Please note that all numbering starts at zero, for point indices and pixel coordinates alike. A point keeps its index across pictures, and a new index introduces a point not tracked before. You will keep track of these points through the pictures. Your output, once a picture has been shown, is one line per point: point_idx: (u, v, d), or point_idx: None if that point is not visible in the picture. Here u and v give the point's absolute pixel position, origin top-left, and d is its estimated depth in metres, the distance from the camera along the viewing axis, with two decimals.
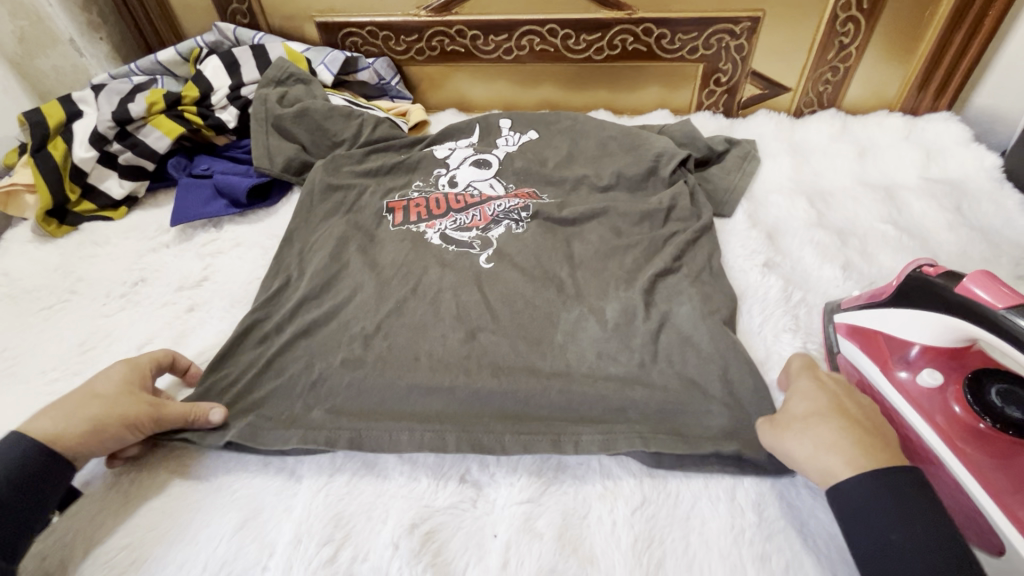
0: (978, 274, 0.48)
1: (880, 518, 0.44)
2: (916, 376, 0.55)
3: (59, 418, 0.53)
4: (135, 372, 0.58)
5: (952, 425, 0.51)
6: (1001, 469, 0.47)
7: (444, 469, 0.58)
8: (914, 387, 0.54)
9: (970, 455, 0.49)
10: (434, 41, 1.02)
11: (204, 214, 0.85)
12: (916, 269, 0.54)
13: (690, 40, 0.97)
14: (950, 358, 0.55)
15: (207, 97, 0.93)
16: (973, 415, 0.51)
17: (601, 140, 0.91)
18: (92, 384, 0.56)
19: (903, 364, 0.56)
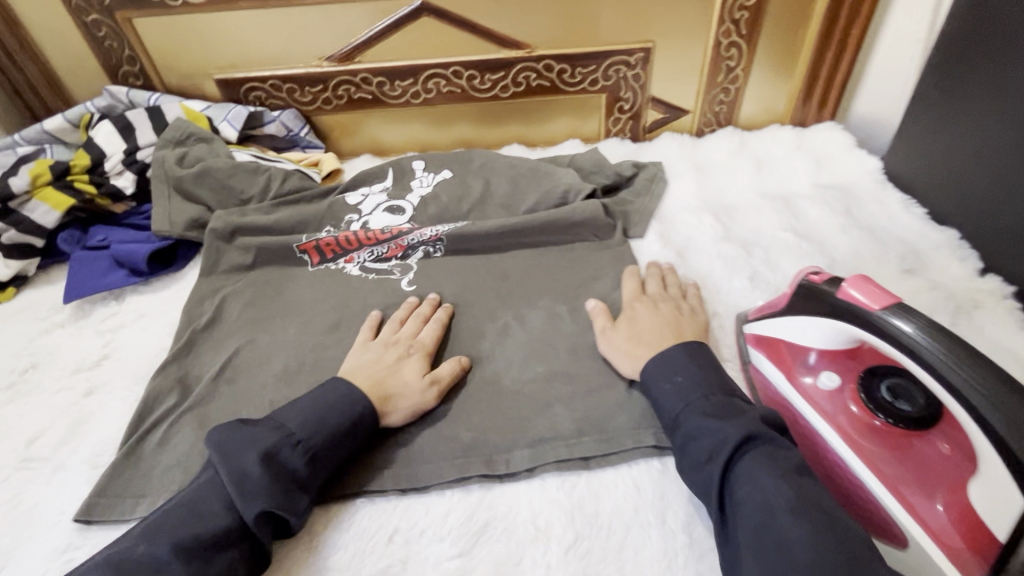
0: (855, 277, 0.52)
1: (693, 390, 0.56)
2: (817, 380, 0.58)
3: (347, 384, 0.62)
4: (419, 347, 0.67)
5: (853, 425, 0.55)
6: (896, 462, 0.52)
7: (370, 533, 0.55)
8: (816, 391, 0.58)
9: (867, 450, 0.53)
10: (340, 90, 1.01)
11: (102, 287, 0.80)
12: (805, 277, 0.57)
13: (590, 73, 1.02)
14: (846, 358, 0.58)
15: (99, 164, 0.88)
16: (869, 413, 0.55)
17: (513, 177, 0.93)
18: (388, 367, 0.64)
19: (805, 371, 0.59)
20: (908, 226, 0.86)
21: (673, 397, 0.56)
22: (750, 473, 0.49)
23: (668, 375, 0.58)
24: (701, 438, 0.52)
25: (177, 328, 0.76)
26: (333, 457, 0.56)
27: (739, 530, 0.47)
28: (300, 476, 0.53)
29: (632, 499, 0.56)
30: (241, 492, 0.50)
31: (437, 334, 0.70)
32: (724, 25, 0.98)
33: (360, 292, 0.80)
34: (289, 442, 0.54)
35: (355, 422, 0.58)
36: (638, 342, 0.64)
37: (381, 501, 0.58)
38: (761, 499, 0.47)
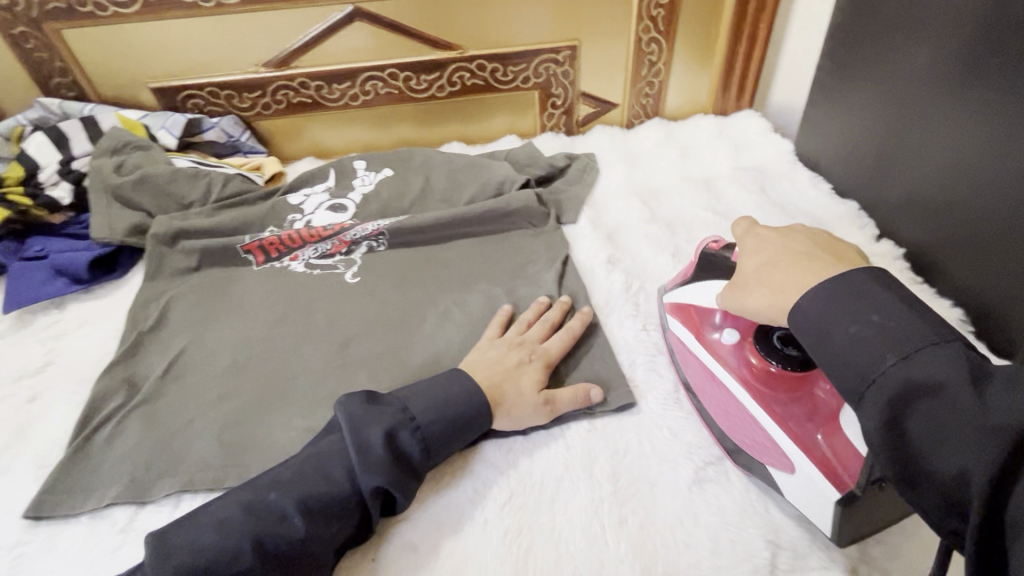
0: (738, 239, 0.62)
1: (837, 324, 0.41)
2: None
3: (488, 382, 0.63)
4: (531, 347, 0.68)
5: None
6: None
7: None
8: None
9: None
10: (278, 95, 1.04)
11: (42, 296, 0.80)
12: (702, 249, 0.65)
13: (521, 70, 1.07)
14: None
15: (33, 175, 0.88)
16: None
17: (451, 173, 0.97)
18: (513, 371, 0.64)
19: None
20: (815, 201, 0.95)
21: (846, 355, 0.39)
22: (926, 412, 0.35)
23: (846, 317, 0.40)
24: (863, 368, 0.38)
25: (122, 332, 0.77)
26: (453, 437, 0.59)
27: (919, 444, 0.35)
28: (414, 458, 0.55)
29: (563, 456, 0.61)
30: (363, 464, 0.53)
31: (548, 337, 0.70)
32: (643, 23, 1.04)
33: (305, 287, 0.82)
34: (407, 424, 0.56)
35: (471, 413, 0.59)
36: (759, 281, 0.50)
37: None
38: (926, 397, 0.36)
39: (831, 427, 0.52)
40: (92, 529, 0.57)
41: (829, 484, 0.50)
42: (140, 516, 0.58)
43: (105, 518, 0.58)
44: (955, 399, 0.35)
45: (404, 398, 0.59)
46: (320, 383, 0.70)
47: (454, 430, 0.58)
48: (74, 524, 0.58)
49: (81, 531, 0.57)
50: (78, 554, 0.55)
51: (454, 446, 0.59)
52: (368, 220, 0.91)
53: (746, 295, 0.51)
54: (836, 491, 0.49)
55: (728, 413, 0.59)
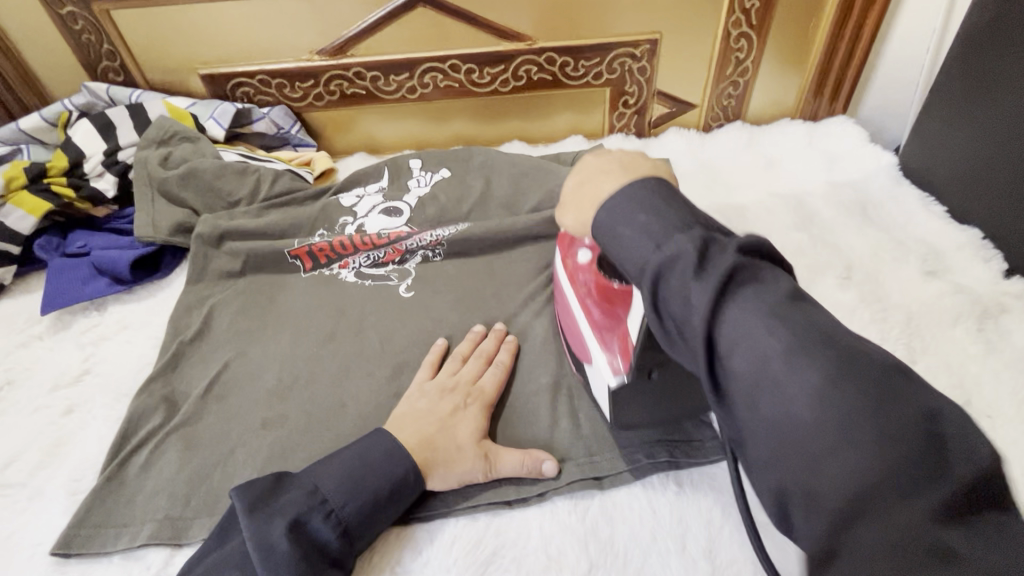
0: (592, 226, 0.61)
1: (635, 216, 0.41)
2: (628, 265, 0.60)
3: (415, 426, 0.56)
4: (479, 400, 0.60)
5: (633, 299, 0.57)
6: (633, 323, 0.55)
7: (370, 565, 0.52)
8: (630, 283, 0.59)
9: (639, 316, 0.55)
10: (332, 85, 0.97)
11: (82, 298, 0.75)
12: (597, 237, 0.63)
13: (594, 65, 0.97)
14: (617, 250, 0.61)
15: (77, 165, 0.83)
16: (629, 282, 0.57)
17: (514, 177, 0.89)
18: (452, 418, 0.57)
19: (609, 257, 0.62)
20: (926, 225, 0.83)
21: (627, 254, 0.41)
22: (735, 319, 0.35)
23: (627, 218, 0.41)
24: (666, 265, 0.38)
25: (163, 341, 0.72)
26: (379, 518, 0.51)
27: (747, 417, 0.34)
28: (333, 548, 0.48)
29: (648, 522, 0.53)
30: (265, 570, 0.45)
31: (500, 380, 0.63)
32: (733, 16, 0.93)
33: (356, 299, 0.76)
34: (323, 510, 0.49)
35: (396, 487, 0.52)
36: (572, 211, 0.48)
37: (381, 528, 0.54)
38: (788, 385, 0.32)
39: (623, 333, 0.52)
40: (125, 571, 0.52)
41: (607, 372, 0.52)
42: (177, 560, 0.53)
43: (140, 560, 0.53)
44: (838, 407, 0.31)
45: (302, 483, 0.51)
46: (373, 413, 0.63)
47: (380, 508, 0.51)
48: (105, 564, 0.53)
49: (113, 572, 0.52)
50: None
51: (382, 525, 0.51)
52: (424, 227, 0.84)
53: (564, 219, 0.49)
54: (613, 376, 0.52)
55: (574, 334, 0.60)
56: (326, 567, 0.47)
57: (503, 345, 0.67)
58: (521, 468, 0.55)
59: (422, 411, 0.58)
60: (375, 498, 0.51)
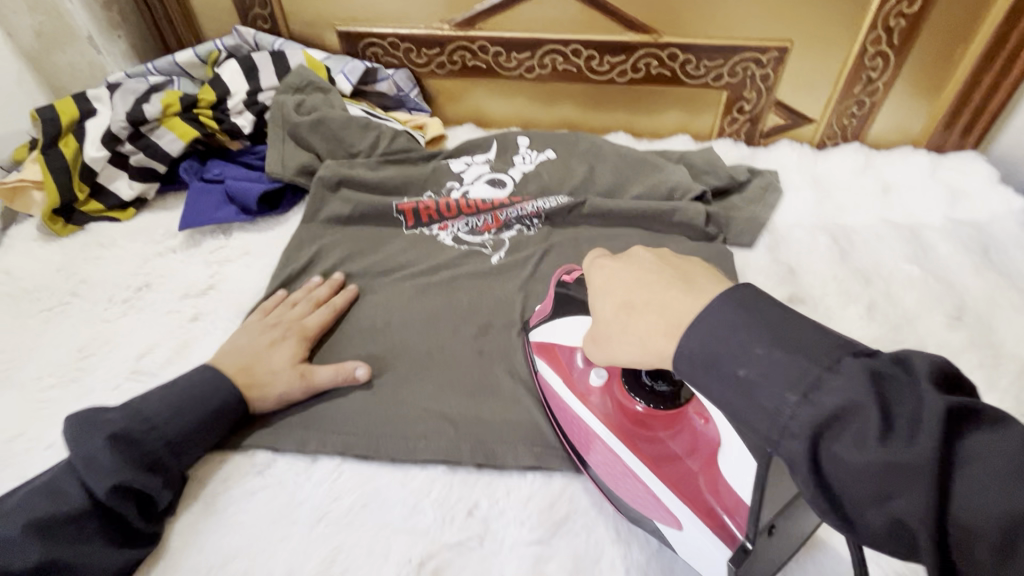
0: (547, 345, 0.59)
1: (740, 338, 0.36)
2: (587, 374, 0.55)
3: (274, 359, 0.63)
4: (298, 333, 0.66)
5: (626, 430, 0.51)
6: (659, 467, 0.48)
7: (451, 502, 0.55)
8: (605, 410, 0.52)
9: (668, 448, 0.49)
10: (455, 56, 1.01)
11: (214, 220, 0.83)
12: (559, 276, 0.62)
13: (716, 67, 0.96)
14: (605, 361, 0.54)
15: (223, 101, 0.91)
16: (631, 400, 0.52)
17: (618, 166, 0.90)
18: (266, 351, 0.64)
19: (578, 373, 0.55)
20: None
21: (753, 400, 0.35)
22: (973, 449, 0.29)
23: (736, 348, 0.36)
24: (840, 414, 0.32)
25: (276, 269, 0.78)
26: (204, 435, 0.57)
27: (983, 562, 0.28)
28: (159, 458, 0.53)
29: None
30: (88, 470, 0.50)
31: (326, 320, 0.69)
32: (874, 32, 0.90)
33: (453, 259, 0.79)
34: (142, 427, 0.54)
35: (221, 409, 0.58)
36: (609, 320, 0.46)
37: (461, 471, 0.57)
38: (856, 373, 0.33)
39: (712, 471, 0.46)
40: (234, 463, 0.59)
41: (671, 525, 0.47)
42: (276, 465, 0.58)
43: (245, 456, 0.59)
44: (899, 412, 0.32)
45: (131, 409, 0.55)
46: (459, 366, 0.66)
47: (207, 424, 0.57)
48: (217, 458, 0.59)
49: (222, 461, 0.59)
50: (221, 488, 0.56)
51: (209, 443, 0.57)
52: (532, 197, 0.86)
53: (613, 348, 0.46)
54: (728, 553, 0.43)
55: (621, 482, 0.51)
56: (144, 471, 0.52)
57: (338, 292, 0.73)
58: (336, 377, 0.62)
59: (241, 341, 0.65)
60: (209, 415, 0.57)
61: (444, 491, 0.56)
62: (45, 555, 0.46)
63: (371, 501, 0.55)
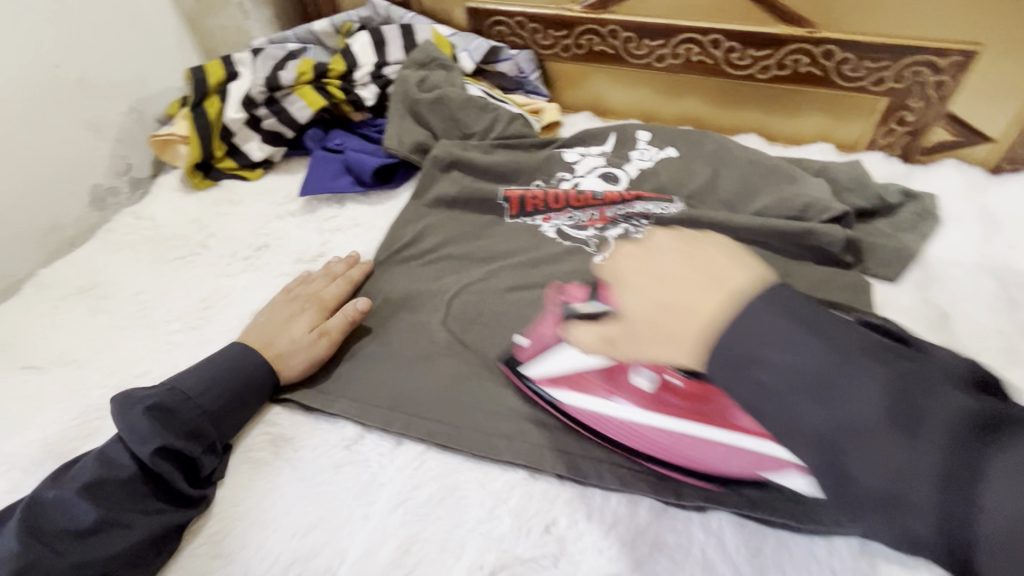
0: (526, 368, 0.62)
1: (792, 335, 0.40)
2: (637, 385, 0.56)
3: (288, 327, 0.66)
4: (314, 300, 0.69)
5: (687, 400, 0.55)
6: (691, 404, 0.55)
7: (529, 513, 0.53)
8: (643, 393, 0.56)
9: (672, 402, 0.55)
10: (582, 39, 0.97)
11: (330, 189, 0.86)
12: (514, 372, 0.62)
13: (879, 69, 0.84)
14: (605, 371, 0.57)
15: (351, 72, 0.94)
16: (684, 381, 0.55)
17: (745, 172, 0.82)
18: (285, 322, 0.67)
19: (625, 387, 0.56)
20: None
21: (788, 372, 0.40)
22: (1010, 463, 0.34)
23: (770, 340, 0.40)
24: (915, 413, 0.37)
25: (382, 244, 0.80)
26: (239, 410, 0.60)
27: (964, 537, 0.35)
28: (198, 426, 0.56)
29: None
30: (131, 440, 0.53)
31: (342, 292, 0.71)
32: None
33: (554, 254, 0.75)
34: (180, 398, 0.57)
35: (251, 380, 0.61)
36: (645, 329, 0.48)
37: (542, 482, 0.55)
38: (898, 430, 0.36)
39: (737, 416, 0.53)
40: (325, 433, 0.61)
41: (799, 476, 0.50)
42: (364, 442, 0.60)
43: (336, 429, 0.61)
44: (926, 438, 0.36)
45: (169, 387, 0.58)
46: None
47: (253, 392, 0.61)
48: (312, 424, 0.62)
49: (315, 429, 0.61)
50: (312, 455, 0.59)
51: (242, 412, 0.60)
52: (646, 196, 0.81)
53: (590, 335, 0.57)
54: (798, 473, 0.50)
55: (712, 452, 0.52)
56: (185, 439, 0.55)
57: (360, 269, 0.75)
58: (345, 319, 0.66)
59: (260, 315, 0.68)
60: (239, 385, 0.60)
61: (523, 500, 0.54)
62: (101, 515, 0.49)
63: (449, 495, 0.55)
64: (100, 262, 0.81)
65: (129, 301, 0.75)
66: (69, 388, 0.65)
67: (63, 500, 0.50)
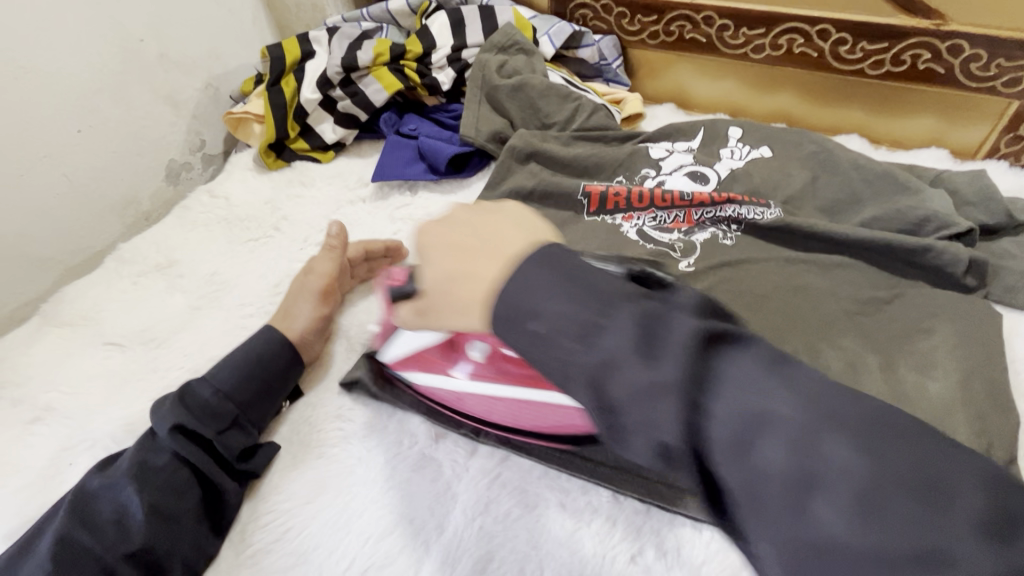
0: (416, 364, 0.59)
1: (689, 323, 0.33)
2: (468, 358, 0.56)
3: (286, 296, 0.68)
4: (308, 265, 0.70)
5: None
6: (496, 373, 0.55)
7: (613, 540, 0.50)
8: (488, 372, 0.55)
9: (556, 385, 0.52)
10: (673, 25, 0.91)
11: (403, 176, 0.83)
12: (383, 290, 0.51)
13: (1016, 69, 0.75)
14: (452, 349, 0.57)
15: (428, 54, 0.90)
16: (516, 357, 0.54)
17: (852, 179, 0.75)
18: (287, 295, 0.68)
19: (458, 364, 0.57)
20: None
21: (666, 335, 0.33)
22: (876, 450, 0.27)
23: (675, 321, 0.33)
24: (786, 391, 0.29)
25: None
26: (275, 397, 0.60)
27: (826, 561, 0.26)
28: (228, 409, 0.56)
29: None
30: (164, 425, 0.53)
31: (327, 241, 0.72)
32: None
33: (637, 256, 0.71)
34: (211, 383, 0.57)
35: (286, 368, 0.61)
36: (443, 302, 0.40)
37: (627, 507, 0.52)
38: (757, 436, 0.29)
39: None
40: (397, 432, 0.59)
41: None
42: (438, 446, 0.57)
43: (407, 429, 0.59)
44: (796, 406, 0.29)
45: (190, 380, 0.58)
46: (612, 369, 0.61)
47: (285, 366, 0.61)
48: (384, 420, 0.60)
49: (387, 428, 0.59)
50: (383, 457, 0.57)
51: (270, 391, 0.59)
52: (739, 198, 0.74)
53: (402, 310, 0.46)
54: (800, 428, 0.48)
55: None
56: (212, 425, 0.54)
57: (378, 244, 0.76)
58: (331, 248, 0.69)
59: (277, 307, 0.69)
60: (272, 359, 0.60)
61: (605, 525, 0.51)
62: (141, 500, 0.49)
63: (525, 512, 0.52)
64: (176, 240, 0.81)
65: (204, 282, 0.75)
66: (147, 367, 0.66)
67: (105, 484, 0.50)
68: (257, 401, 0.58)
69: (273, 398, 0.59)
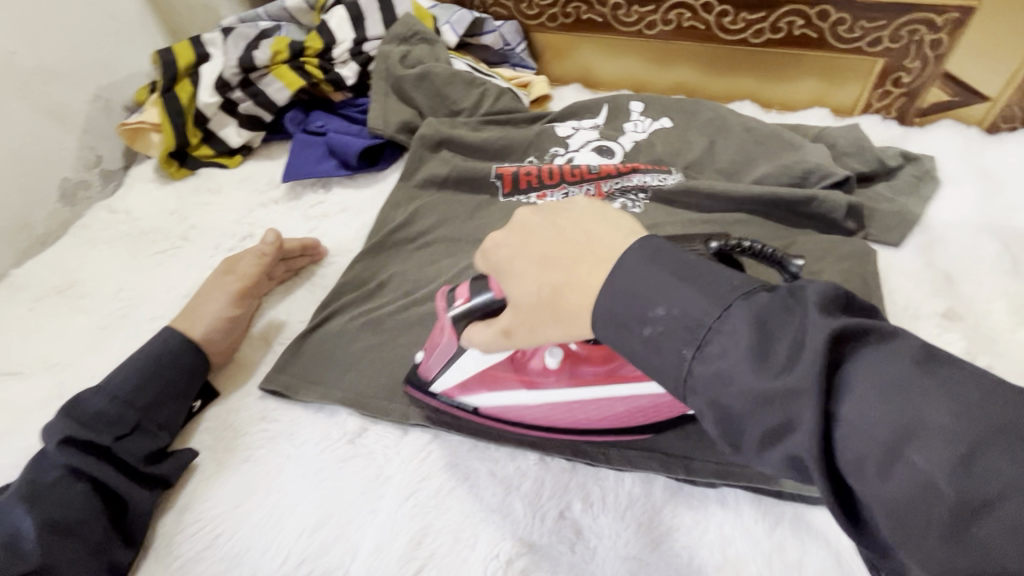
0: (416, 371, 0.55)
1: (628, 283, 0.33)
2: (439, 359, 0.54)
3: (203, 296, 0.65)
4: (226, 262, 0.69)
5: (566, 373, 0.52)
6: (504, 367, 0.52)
7: (543, 500, 0.51)
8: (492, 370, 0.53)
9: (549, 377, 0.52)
10: (570, 7, 0.94)
11: (316, 173, 0.82)
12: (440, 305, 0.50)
13: (875, 29, 0.82)
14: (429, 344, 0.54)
15: (329, 49, 0.89)
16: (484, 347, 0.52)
17: (744, 142, 0.80)
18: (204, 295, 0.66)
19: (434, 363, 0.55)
20: None
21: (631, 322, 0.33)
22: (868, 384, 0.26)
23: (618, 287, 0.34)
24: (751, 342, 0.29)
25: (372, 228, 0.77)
26: (179, 399, 0.58)
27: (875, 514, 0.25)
28: (129, 418, 0.54)
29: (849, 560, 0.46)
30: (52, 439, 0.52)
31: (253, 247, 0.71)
32: None
33: None
34: (107, 394, 0.55)
35: (192, 371, 0.60)
36: (534, 314, 0.40)
37: (555, 467, 0.54)
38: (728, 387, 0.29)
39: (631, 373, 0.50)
40: (325, 426, 0.59)
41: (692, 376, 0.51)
42: (368, 434, 0.58)
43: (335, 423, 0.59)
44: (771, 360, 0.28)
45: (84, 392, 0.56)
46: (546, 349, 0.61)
47: (197, 370, 0.60)
48: (311, 416, 0.60)
49: (315, 423, 0.59)
50: (313, 451, 0.57)
51: (169, 392, 0.58)
52: (643, 167, 0.79)
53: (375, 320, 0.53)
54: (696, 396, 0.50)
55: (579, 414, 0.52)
56: (105, 432, 0.53)
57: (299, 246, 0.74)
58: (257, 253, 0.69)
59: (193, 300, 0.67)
60: (170, 361, 0.59)
61: (534, 487, 0.52)
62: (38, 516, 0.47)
63: (456, 485, 0.53)
64: (76, 260, 0.77)
65: (111, 299, 0.72)
66: (53, 393, 0.62)
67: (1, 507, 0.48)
68: (155, 403, 0.57)
69: (173, 397, 0.58)
